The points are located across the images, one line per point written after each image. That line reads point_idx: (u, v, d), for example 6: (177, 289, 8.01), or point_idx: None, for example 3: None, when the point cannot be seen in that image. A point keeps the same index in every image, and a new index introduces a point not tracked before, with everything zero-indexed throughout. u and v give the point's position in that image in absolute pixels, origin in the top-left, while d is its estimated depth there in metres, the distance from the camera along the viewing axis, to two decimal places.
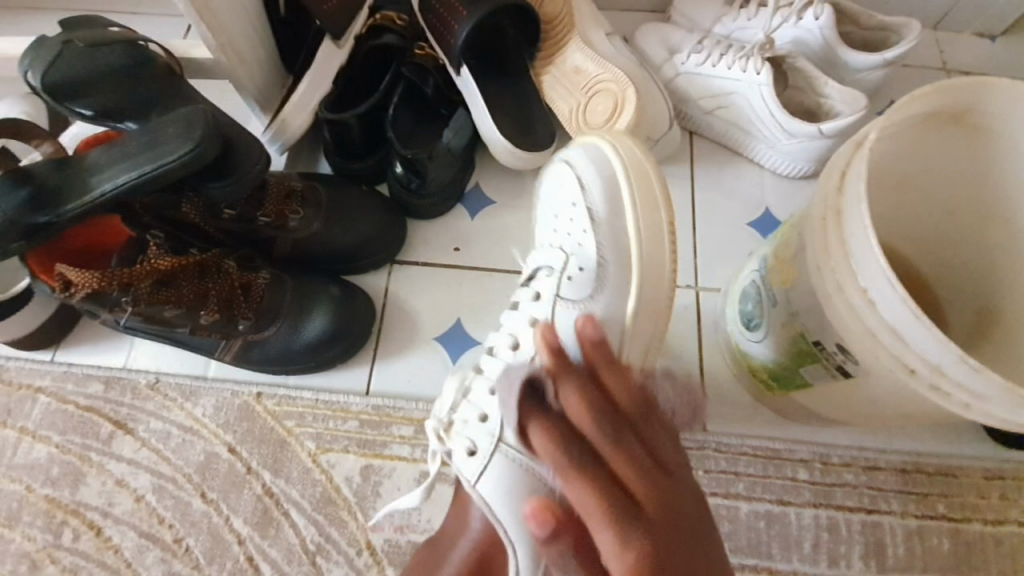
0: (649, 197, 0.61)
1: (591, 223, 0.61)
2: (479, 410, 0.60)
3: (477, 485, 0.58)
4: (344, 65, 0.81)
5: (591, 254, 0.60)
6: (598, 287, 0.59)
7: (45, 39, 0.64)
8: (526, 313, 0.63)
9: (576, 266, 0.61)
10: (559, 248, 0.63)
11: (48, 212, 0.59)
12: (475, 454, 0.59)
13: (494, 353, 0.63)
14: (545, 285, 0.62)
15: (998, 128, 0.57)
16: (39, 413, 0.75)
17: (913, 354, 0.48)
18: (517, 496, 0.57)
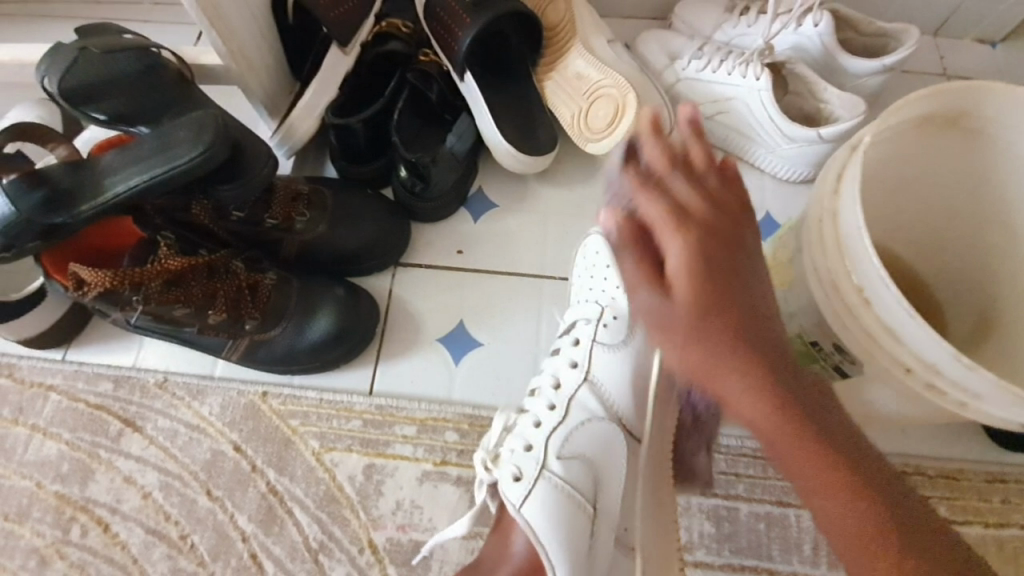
0: None
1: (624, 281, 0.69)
2: (526, 440, 0.63)
3: (521, 508, 0.59)
4: (350, 71, 0.83)
5: (624, 307, 0.68)
6: (627, 335, 0.67)
7: (61, 47, 0.67)
8: (566, 357, 0.68)
9: (610, 316, 0.68)
10: (594, 300, 0.70)
11: (63, 213, 0.61)
12: (521, 478, 0.61)
13: (536, 394, 0.68)
14: (582, 332, 0.69)
15: (994, 132, 0.58)
16: (50, 411, 0.77)
17: (908, 351, 0.49)
18: (561, 527, 0.58)
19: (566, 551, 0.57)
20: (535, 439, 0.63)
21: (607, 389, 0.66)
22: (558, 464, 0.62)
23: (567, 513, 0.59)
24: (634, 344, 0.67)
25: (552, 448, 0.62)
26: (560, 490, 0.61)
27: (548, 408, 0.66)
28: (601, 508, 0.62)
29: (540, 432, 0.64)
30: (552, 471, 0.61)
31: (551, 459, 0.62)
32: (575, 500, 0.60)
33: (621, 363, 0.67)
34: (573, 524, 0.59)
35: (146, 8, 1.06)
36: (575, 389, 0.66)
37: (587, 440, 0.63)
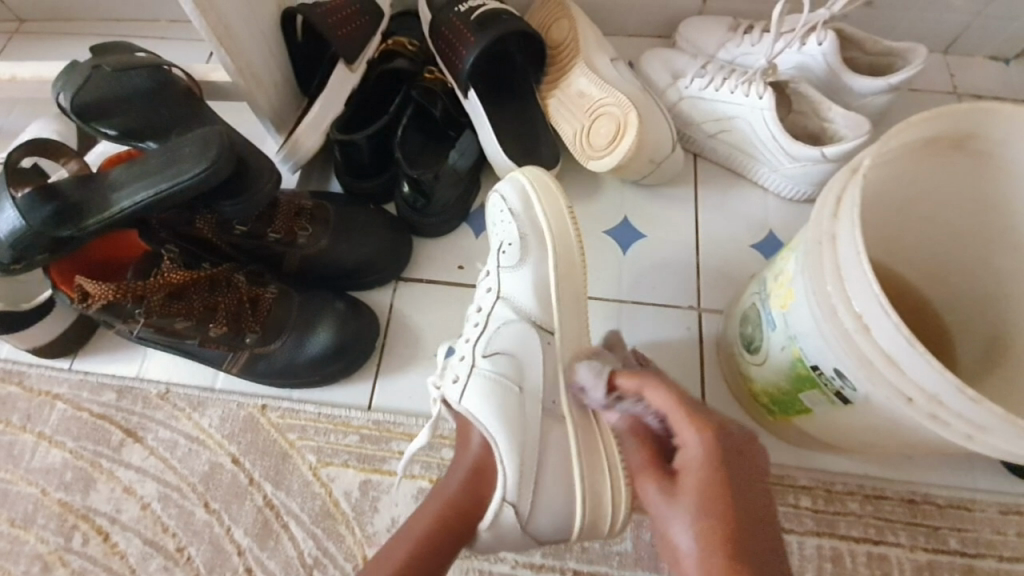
0: (549, 191, 0.71)
1: (511, 212, 0.70)
2: (460, 353, 0.65)
3: (461, 405, 0.61)
4: (357, 88, 0.85)
5: (514, 229, 0.69)
6: (523, 255, 0.68)
7: (77, 63, 0.68)
8: (483, 288, 0.70)
9: (506, 242, 0.69)
10: (498, 234, 0.71)
11: (70, 226, 0.62)
12: (458, 380, 0.63)
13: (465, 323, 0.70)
14: (490, 262, 0.71)
15: (1002, 156, 0.56)
16: (56, 419, 0.78)
17: (909, 381, 0.47)
18: (500, 414, 0.60)
19: (502, 425, 0.59)
20: (464, 349, 0.65)
21: (519, 299, 0.67)
22: (488, 361, 0.63)
23: (496, 399, 0.61)
24: (533, 261, 0.67)
25: (476, 349, 0.64)
26: (493, 381, 0.62)
27: (475, 326, 0.67)
28: (531, 387, 0.63)
29: (468, 343, 0.65)
30: (483, 367, 0.63)
31: (481, 359, 0.63)
32: (505, 387, 0.62)
33: (528, 274, 0.67)
34: (506, 407, 0.61)
35: (163, 25, 1.09)
36: (491, 307, 0.67)
37: (510, 339, 0.65)
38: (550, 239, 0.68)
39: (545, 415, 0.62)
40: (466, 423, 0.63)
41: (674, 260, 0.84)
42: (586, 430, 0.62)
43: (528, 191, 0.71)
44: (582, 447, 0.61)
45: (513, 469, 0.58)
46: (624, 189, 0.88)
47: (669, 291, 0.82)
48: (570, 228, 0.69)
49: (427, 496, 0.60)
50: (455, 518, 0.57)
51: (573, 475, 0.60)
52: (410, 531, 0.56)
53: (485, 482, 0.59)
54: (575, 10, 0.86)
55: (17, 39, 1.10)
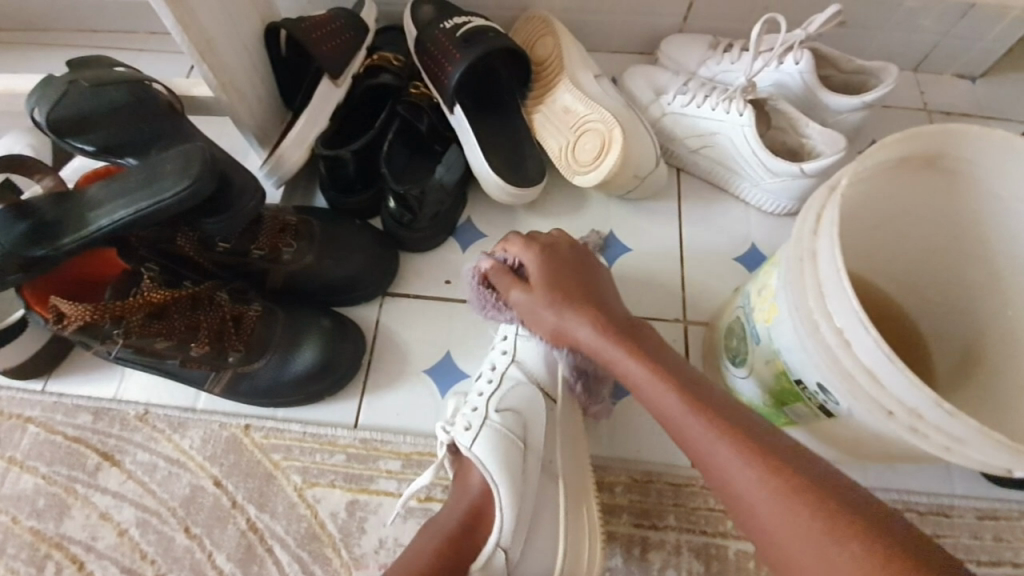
0: None
1: None
2: (473, 403, 0.65)
3: (471, 450, 0.61)
4: (342, 103, 0.84)
5: None
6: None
7: (53, 77, 0.67)
8: (498, 349, 0.71)
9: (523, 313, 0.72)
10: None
11: (45, 245, 0.60)
12: (469, 428, 0.63)
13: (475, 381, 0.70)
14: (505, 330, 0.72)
15: (971, 173, 0.58)
16: (28, 443, 0.75)
17: (889, 396, 0.48)
18: (504, 465, 0.60)
19: (506, 477, 0.59)
20: (476, 400, 0.65)
21: (533, 365, 0.68)
22: (498, 415, 0.64)
23: (504, 452, 0.61)
24: None
25: (489, 402, 0.65)
26: (500, 434, 0.62)
27: (488, 382, 0.68)
28: (534, 448, 0.63)
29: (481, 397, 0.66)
30: (494, 420, 0.63)
31: (492, 413, 0.64)
32: (511, 443, 0.62)
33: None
34: (512, 462, 0.60)
35: (142, 37, 1.08)
36: (506, 368, 0.68)
37: (518, 398, 0.66)
38: None
39: (542, 475, 0.63)
40: (467, 467, 0.63)
41: (660, 274, 0.85)
42: (574, 497, 0.64)
43: None
44: (572, 511, 0.63)
45: (511, 516, 0.57)
46: (609, 203, 0.89)
47: (656, 304, 0.83)
48: None
49: (425, 531, 0.59)
50: (453, 554, 0.56)
51: (558, 533, 0.61)
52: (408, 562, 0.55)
53: (481, 525, 0.59)
54: (559, 27, 0.88)
55: None
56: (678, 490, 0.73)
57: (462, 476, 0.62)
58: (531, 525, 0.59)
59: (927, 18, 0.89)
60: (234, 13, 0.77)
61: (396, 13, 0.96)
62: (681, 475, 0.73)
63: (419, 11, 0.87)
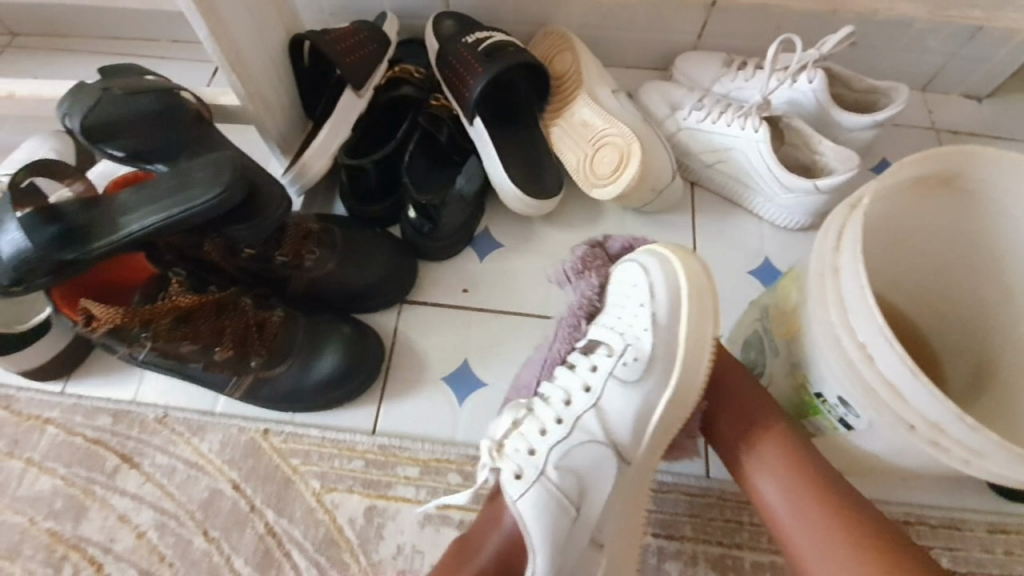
0: (703, 314, 0.63)
1: (652, 325, 0.62)
2: (530, 443, 0.62)
3: (516, 503, 0.60)
4: (364, 113, 0.86)
5: (646, 347, 0.62)
6: (645, 377, 0.62)
7: (84, 85, 0.68)
8: (581, 380, 0.64)
9: (631, 354, 0.62)
10: (620, 333, 0.64)
11: (76, 249, 0.61)
12: (520, 478, 0.61)
13: (546, 400, 0.65)
14: (600, 362, 0.64)
15: (987, 193, 0.60)
16: (46, 444, 0.76)
17: (913, 411, 0.49)
18: (546, 526, 0.59)
19: (546, 541, 0.59)
20: (538, 445, 0.62)
21: (614, 419, 0.63)
22: (556, 474, 0.61)
23: (552, 515, 0.59)
24: (650, 388, 0.62)
25: (552, 456, 0.61)
26: (553, 498, 0.60)
27: (555, 420, 0.63)
28: (586, 514, 0.61)
29: (546, 441, 0.62)
30: (549, 479, 0.60)
31: (550, 471, 0.61)
32: (562, 507, 0.60)
33: (637, 403, 0.62)
34: (556, 526, 0.60)
35: (164, 45, 1.09)
36: (583, 411, 0.63)
37: (583, 458, 0.62)
38: (677, 368, 0.62)
39: (588, 537, 0.62)
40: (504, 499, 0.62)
41: None
42: (620, 564, 0.64)
43: (677, 304, 0.63)
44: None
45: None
46: (625, 215, 0.91)
47: None
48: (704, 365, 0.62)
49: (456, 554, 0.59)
50: None
51: None
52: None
53: (510, 565, 0.60)
54: (577, 43, 0.90)
55: (9, 54, 1.09)
56: (694, 501, 0.73)
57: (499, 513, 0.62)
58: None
59: (936, 40, 0.92)
60: (261, 25, 0.79)
61: (417, 26, 0.98)
62: (697, 486, 0.74)
63: (440, 25, 0.89)
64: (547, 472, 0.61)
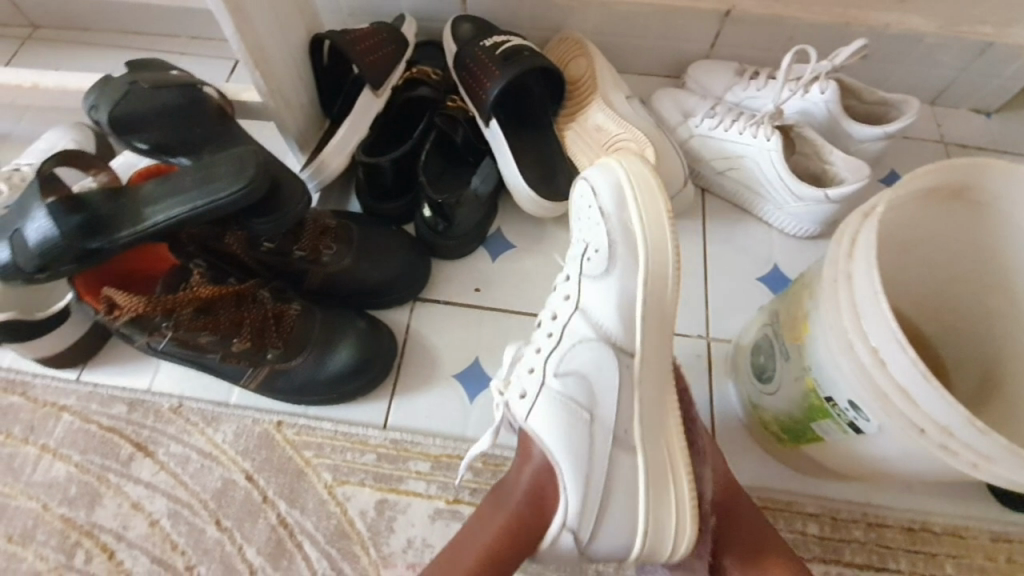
0: (652, 201, 0.63)
1: (602, 218, 0.63)
2: (529, 364, 0.65)
3: (527, 422, 0.62)
4: (381, 112, 0.87)
5: (602, 238, 0.62)
6: (612, 266, 0.62)
7: (111, 78, 0.69)
8: (561, 294, 0.66)
9: (592, 250, 0.63)
10: (583, 239, 0.66)
11: (100, 238, 0.62)
12: (524, 396, 0.63)
13: (539, 326, 0.68)
14: (572, 271, 0.66)
15: (997, 207, 0.61)
16: (62, 431, 0.77)
17: (922, 414, 0.50)
18: (561, 434, 0.60)
19: (569, 455, 0.60)
20: (534, 363, 0.64)
21: (597, 314, 0.62)
22: (558, 381, 0.62)
23: (564, 424, 0.60)
24: (620, 273, 0.61)
25: (548, 366, 0.63)
26: (562, 405, 0.61)
27: (547, 336, 0.65)
28: (602, 417, 0.61)
29: (540, 354, 0.64)
30: (552, 387, 0.62)
31: (551, 381, 0.62)
32: (574, 412, 0.61)
33: (611, 289, 0.62)
34: (571, 431, 0.60)
35: (183, 41, 1.11)
36: (569, 318, 0.64)
37: (582, 359, 0.62)
38: (642, 249, 0.61)
39: (614, 444, 0.61)
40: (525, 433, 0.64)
41: (685, 290, 0.87)
42: (656, 466, 0.61)
43: (624, 193, 0.63)
44: (651, 480, 0.60)
45: (575, 499, 0.59)
46: None
47: (680, 319, 0.85)
48: (668, 239, 0.61)
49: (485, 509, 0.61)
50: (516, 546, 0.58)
51: (637, 503, 0.59)
52: (469, 545, 0.58)
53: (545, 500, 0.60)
54: (592, 49, 0.91)
55: (30, 46, 1.11)
56: None
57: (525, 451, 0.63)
58: (603, 488, 0.59)
59: (946, 54, 0.93)
60: (284, 24, 0.81)
61: (435, 29, 0.99)
62: None
63: (459, 28, 0.90)
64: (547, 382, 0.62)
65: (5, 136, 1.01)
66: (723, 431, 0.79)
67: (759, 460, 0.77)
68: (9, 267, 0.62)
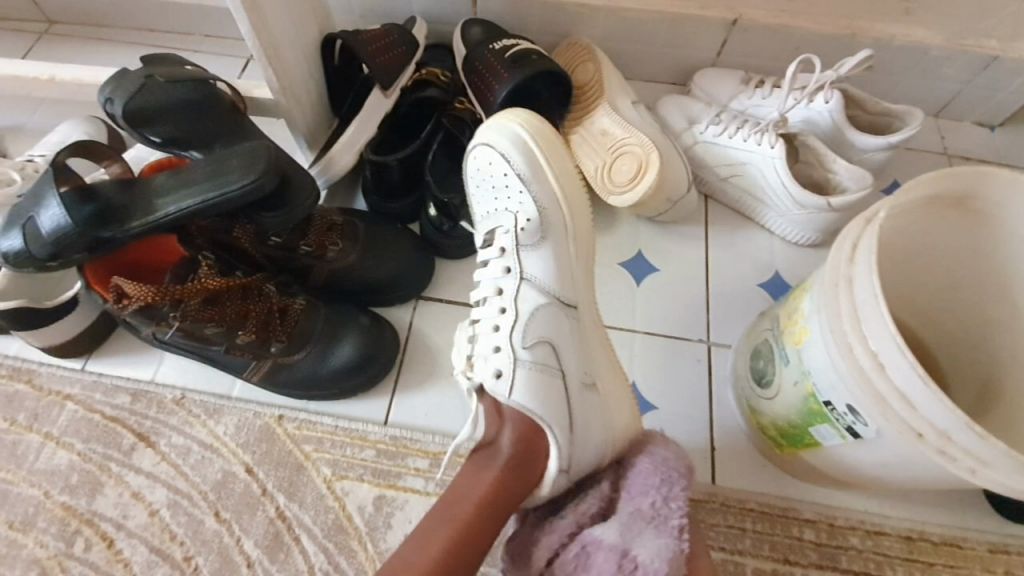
0: (564, 166, 0.71)
1: (525, 185, 0.69)
2: (493, 343, 0.64)
3: (510, 399, 0.61)
4: (390, 112, 0.88)
5: (531, 206, 0.68)
6: (542, 234, 0.68)
7: (127, 72, 0.70)
8: (500, 267, 0.68)
9: (523, 219, 0.68)
10: (506, 210, 0.70)
11: (112, 228, 0.63)
12: (501, 374, 0.62)
13: (482, 305, 0.68)
14: (503, 242, 0.69)
15: (998, 217, 0.61)
16: (65, 420, 0.77)
17: (921, 418, 0.50)
18: (541, 396, 0.61)
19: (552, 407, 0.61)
20: (500, 340, 0.64)
21: (537, 275, 0.67)
22: (528, 351, 0.63)
23: (542, 386, 0.62)
24: (552, 236, 0.68)
25: (515, 340, 0.63)
26: (534, 367, 0.63)
27: (502, 312, 0.66)
28: (570, 371, 0.65)
29: (501, 330, 0.64)
30: (526, 357, 0.63)
31: (520, 350, 0.63)
32: (550, 374, 0.63)
33: (546, 253, 0.68)
34: (548, 392, 0.62)
35: (196, 39, 1.12)
36: (517, 291, 0.66)
37: (543, 322, 0.65)
38: (565, 208, 0.69)
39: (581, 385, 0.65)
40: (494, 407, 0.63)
41: (686, 294, 0.87)
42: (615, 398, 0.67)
43: (535, 160, 0.69)
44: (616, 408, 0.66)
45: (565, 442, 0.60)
46: (639, 224, 0.93)
47: (681, 323, 0.85)
48: (581, 197, 0.71)
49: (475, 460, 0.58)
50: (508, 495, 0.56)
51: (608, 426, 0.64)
52: (466, 494, 0.54)
53: (533, 447, 0.59)
54: (600, 55, 0.92)
55: (46, 40, 1.12)
56: (698, 506, 0.74)
57: (497, 413, 0.62)
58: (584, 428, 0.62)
59: (950, 67, 0.94)
60: (298, 23, 0.82)
61: (445, 32, 1.00)
62: (701, 491, 0.75)
63: (468, 31, 0.91)
64: (517, 351, 0.63)
65: (18, 128, 1.03)
66: (721, 436, 0.79)
67: (756, 465, 0.77)
68: (22, 254, 0.63)
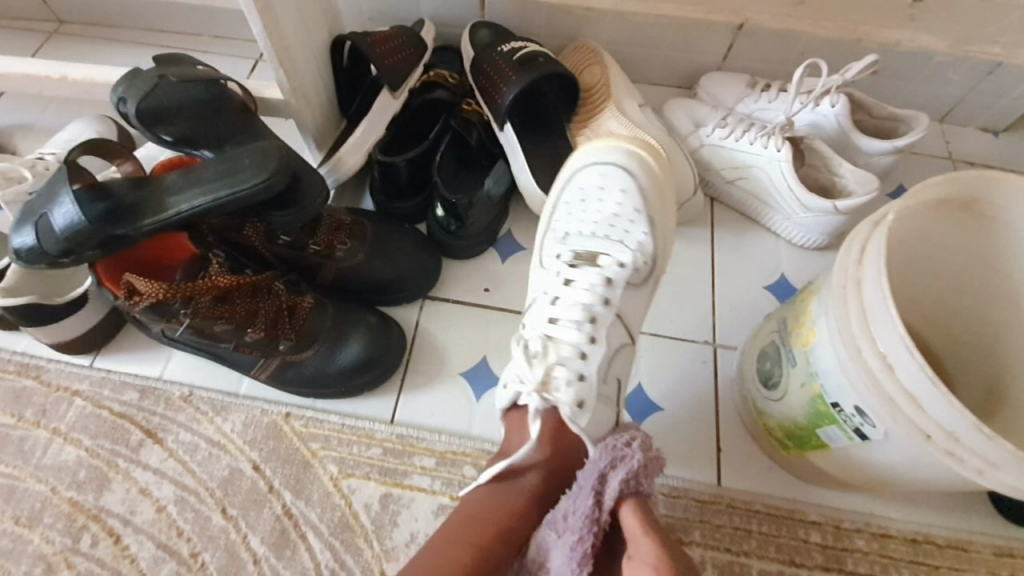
0: (669, 214, 0.76)
1: (644, 225, 0.73)
2: (577, 370, 0.64)
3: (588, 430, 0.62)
4: (398, 113, 0.89)
5: (646, 246, 0.72)
6: (645, 277, 0.72)
7: (140, 71, 0.71)
8: (595, 293, 0.69)
9: (639, 256, 0.71)
10: (616, 240, 0.72)
11: (125, 225, 0.63)
12: (583, 404, 0.63)
13: (560, 323, 0.68)
14: (609, 270, 0.70)
15: (1003, 219, 0.61)
16: (73, 416, 0.78)
17: (929, 419, 0.51)
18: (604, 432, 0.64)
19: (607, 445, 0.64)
20: (587, 369, 0.65)
21: (625, 311, 0.70)
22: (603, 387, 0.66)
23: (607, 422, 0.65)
24: (648, 281, 0.73)
25: (598, 372, 0.65)
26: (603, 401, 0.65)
27: (588, 339, 0.67)
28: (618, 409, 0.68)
29: (587, 360, 0.65)
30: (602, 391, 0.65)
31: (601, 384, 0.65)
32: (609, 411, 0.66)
33: (637, 294, 0.72)
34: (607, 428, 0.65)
35: (206, 39, 1.13)
36: (609, 321, 0.68)
37: (619, 359, 0.69)
38: (664, 257, 0.75)
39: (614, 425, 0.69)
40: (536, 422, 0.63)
41: (691, 296, 0.88)
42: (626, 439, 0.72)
43: (656, 207, 0.75)
44: None
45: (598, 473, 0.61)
46: None
47: (687, 325, 0.86)
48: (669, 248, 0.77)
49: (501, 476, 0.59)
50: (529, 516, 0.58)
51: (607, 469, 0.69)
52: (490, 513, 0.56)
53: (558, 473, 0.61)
54: (606, 58, 0.93)
55: (56, 40, 1.13)
56: (704, 507, 0.74)
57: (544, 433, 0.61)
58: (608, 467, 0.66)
59: (955, 73, 0.94)
60: (309, 24, 0.83)
61: (453, 34, 1.01)
62: (706, 492, 0.75)
63: (476, 34, 0.92)
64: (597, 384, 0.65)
65: (29, 126, 1.03)
66: (726, 438, 0.79)
67: (761, 466, 0.77)
68: (34, 250, 0.64)
